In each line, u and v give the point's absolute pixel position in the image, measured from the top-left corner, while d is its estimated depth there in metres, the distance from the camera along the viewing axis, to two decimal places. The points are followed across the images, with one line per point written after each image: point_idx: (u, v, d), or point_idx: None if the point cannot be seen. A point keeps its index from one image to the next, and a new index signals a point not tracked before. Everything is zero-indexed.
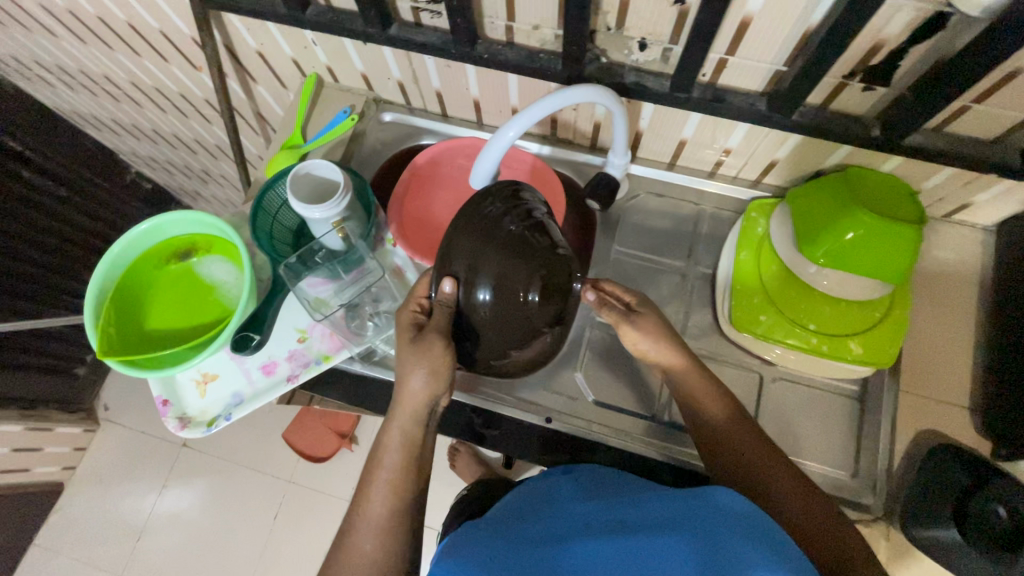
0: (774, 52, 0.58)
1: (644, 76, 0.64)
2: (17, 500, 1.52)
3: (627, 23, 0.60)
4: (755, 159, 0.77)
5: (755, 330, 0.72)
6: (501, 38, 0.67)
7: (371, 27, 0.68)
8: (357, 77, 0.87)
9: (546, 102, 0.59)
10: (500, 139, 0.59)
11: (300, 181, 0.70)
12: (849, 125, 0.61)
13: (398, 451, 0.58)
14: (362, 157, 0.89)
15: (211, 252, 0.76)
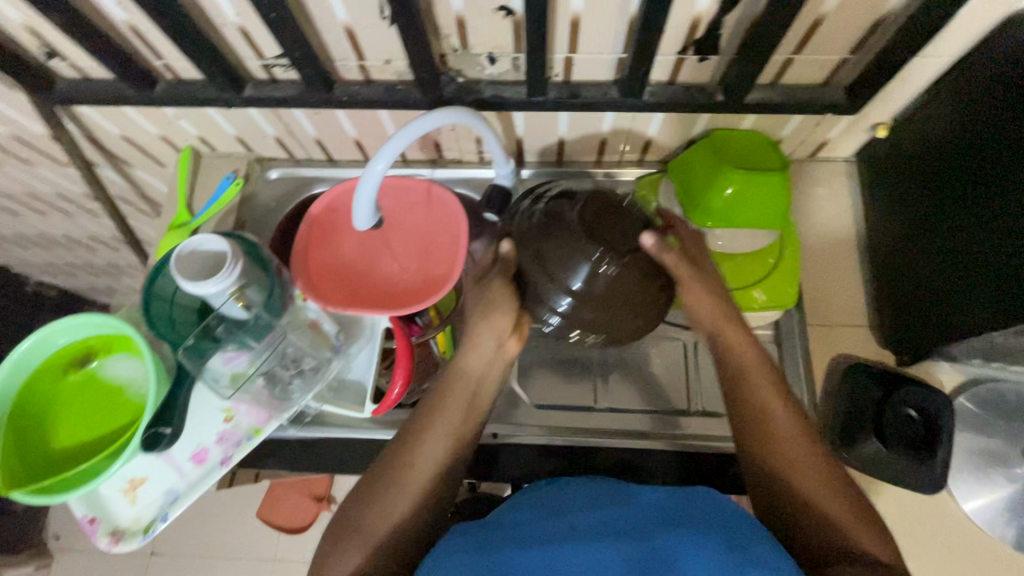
0: (611, 43, 0.61)
1: (501, 87, 0.66)
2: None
3: (471, 41, 0.62)
4: (632, 142, 0.81)
5: None
6: (358, 78, 0.68)
7: (224, 92, 0.67)
8: (233, 141, 0.86)
9: (408, 130, 0.60)
10: (370, 175, 0.59)
11: (187, 259, 0.67)
12: (696, 95, 0.65)
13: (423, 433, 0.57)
14: (256, 219, 0.87)
15: (112, 351, 0.73)
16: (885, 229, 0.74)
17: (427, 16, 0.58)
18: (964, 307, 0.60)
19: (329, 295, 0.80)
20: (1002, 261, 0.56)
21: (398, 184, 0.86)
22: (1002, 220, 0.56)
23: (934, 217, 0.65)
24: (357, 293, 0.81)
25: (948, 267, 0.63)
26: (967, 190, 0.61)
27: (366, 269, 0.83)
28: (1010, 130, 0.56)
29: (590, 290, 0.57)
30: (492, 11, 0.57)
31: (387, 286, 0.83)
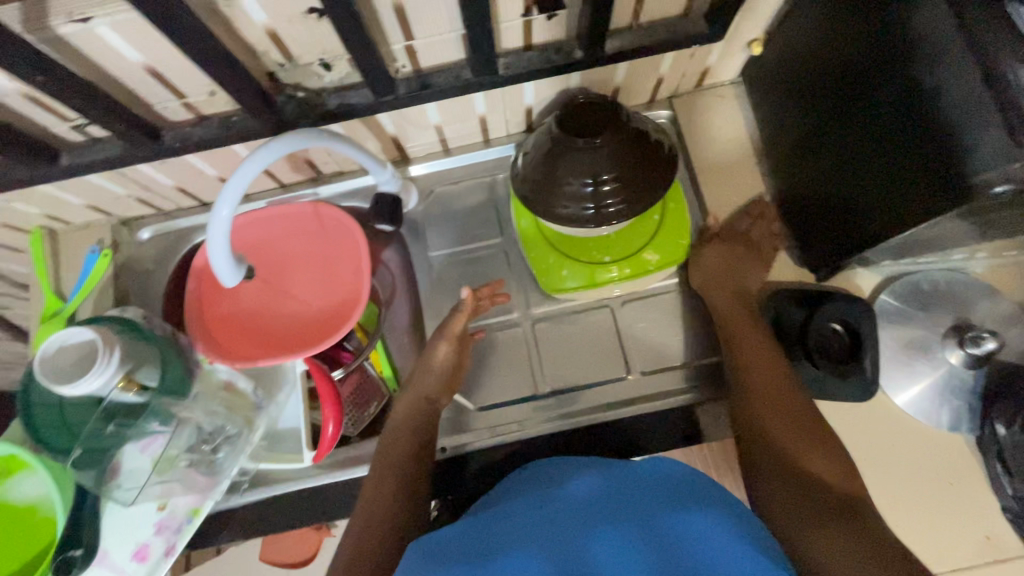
0: (446, 24, 0.55)
1: (347, 94, 0.60)
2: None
3: (294, 53, 0.55)
4: (512, 114, 0.76)
5: (563, 285, 0.73)
6: (188, 117, 0.61)
7: (38, 169, 0.59)
8: (85, 210, 0.77)
9: (246, 165, 0.53)
10: (217, 224, 0.53)
11: (67, 352, 0.61)
12: (554, 55, 0.61)
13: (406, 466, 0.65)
14: (139, 287, 0.80)
15: (12, 471, 0.66)
16: (781, 144, 0.71)
17: (232, 39, 0.52)
18: (858, 220, 0.59)
19: (236, 347, 0.74)
20: (876, 172, 0.54)
21: (282, 213, 0.79)
22: (876, 131, 0.53)
23: (815, 132, 0.63)
24: (266, 336, 0.76)
25: (835, 182, 0.61)
26: (836, 101, 0.58)
27: (269, 311, 0.77)
28: (857, 41, 0.53)
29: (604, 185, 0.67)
30: (301, 17, 0.50)
31: (296, 320, 0.77)
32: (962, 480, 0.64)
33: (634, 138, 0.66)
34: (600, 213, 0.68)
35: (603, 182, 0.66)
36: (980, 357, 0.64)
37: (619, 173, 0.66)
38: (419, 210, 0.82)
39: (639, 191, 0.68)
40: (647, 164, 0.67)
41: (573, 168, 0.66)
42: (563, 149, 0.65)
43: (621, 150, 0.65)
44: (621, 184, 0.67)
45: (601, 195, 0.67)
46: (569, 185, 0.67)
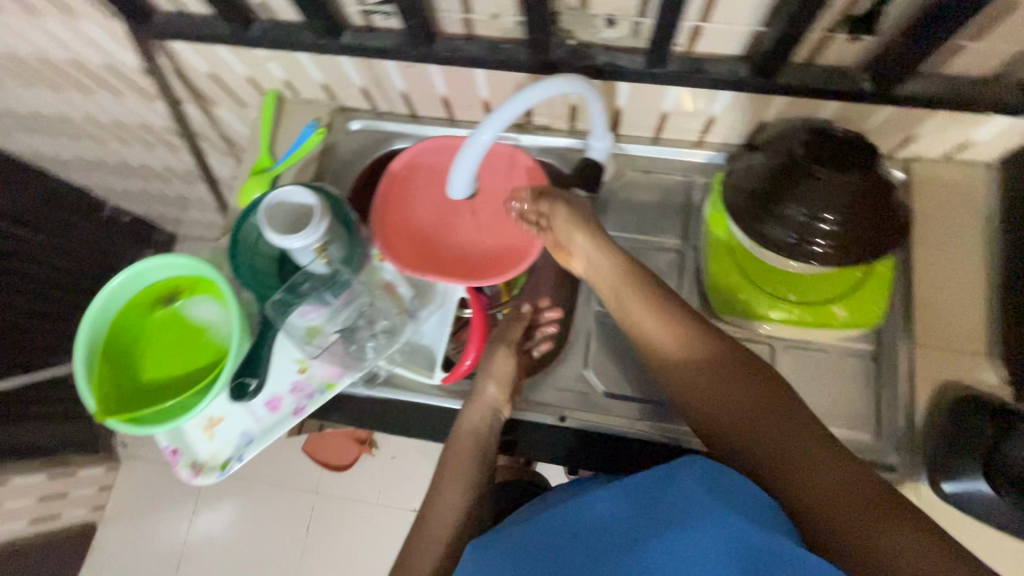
0: (749, 13, 0.54)
1: (616, 55, 0.60)
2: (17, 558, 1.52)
3: (592, 0, 0.56)
4: (742, 123, 0.74)
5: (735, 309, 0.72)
6: (461, 32, 0.63)
7: (321, 39, 0.64)
8: (318, 88, 0.84)
9: (519, 99, 0.54)
10: (474, 144, 0.56)
11: (288, 211, 0.68)
12: (837, 78, 0.58)
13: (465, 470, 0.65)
14: (337, 170, 0.86)
15: (195, 292, 0.75)
16: (1009, 254, 0.68)
17: None
18: None
19: (406, 255, 0.79)
20: None
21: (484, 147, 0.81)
22: None
23: None
24: (431, 255, 0.80)
25: None
26: None
27: (441, 235, 0.81)
28: None
29: (822, 225, 0.63)
30: None
31: (461, 252, 0.80)
32: None
33: (875, 194, 0.62)
34: (802, 250, 0.64)
35: (821, 219, 0.63)
36: None
37: (843, 218, 0.62)
38: (608, 186, 0.82)
39: (855, 245, 0.63)
40: (875, 223, 0.62)
41: (800, 197, 0.63)
42: (800, 172, 0.63)
43: (856, 198, 0.62)
44: (841, 230, 0.63)
45: (813, 230, 0.64)
46: (788, 213, 0.64)
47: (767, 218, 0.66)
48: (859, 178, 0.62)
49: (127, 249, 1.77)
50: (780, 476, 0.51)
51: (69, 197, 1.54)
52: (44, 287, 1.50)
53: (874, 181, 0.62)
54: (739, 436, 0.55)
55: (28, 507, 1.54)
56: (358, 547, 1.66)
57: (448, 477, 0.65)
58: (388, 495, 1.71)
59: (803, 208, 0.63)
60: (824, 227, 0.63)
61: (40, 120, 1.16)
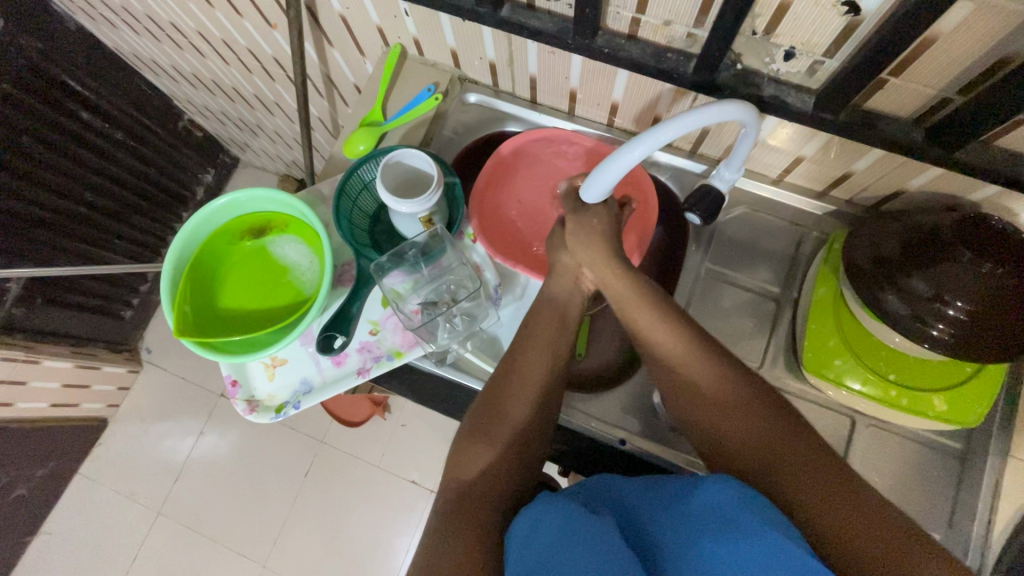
0: (944, 78, 0.51)
1: (783, 89, 0.57)
2: (31, 436, 1.53)
3: (779, 29, 0.53)
4: (878, 185, 0.70)
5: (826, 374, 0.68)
6: (624, 31, 0.61)
7: (480, 7, 0.62)
8: (446, 52, 0.82)
9: (684, 122, 0.51)
10: (623, 157, 0.54)
11: (405, 172, 0.67)
12: (1015, 165, 0.54)
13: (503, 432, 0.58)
14: (444, 139, 0.84)
15: (285, 231, 0.74)
16: None
17: None
18: None
19: (496, 239, 0.77)
20: None
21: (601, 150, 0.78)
22: None
23: None
24: (518, 246, 0.79)
25: None
26: None
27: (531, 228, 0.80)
28: None
29: (947, 310, 0.59)
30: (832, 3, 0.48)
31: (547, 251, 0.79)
32: None
33: (1016, 297, 0.58)
34: (915, 330, 0.61)
35: (947, 304, 0.59)
36: None
37: (968, 309, 0.58)
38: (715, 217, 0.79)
39: (975, 343, 0.59)
40: (1003, 325, 0.58)
41: (932, 275, 0.60)
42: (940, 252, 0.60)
43: (991, 294, 0.58)
44: (964, 322, 0.59)
45: (935, 312, 0.59)
46: (914, 286, 0.61)
47: (884, 285, 0.63)
48: (1003, 276, 0.58)
49: (193, 163, 1.79)
50: (798, 486, 0.49)
51: (151, 101, 1.55)
52: (111, 184, 1.51)
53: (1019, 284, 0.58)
54: (781, 464, 0.51)
55: (53, 391, 1.56)
56: (351, 504, 1.67)
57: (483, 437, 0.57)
58: (391, 461, 1.72)
59: (930, 288, 0.60)
60: (946, 313, 0.59)
61: (150, 21, 1.16)
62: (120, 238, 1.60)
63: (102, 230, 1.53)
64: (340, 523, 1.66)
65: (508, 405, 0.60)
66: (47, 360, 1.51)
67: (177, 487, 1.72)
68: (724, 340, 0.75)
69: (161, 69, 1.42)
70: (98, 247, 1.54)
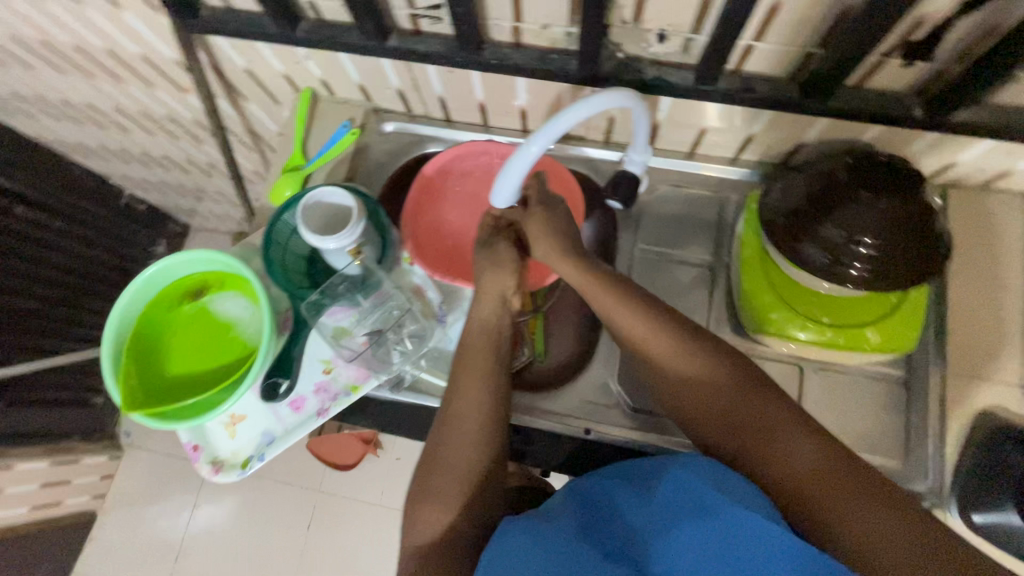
0: (802, 34, 0.54)
1: (664, 70, 0.60)
2: (14, 543, 1.48)
3: (645, 16, 0.56)
4: (781, 140, 0.74)
5: (766, 329, 0.70)
6: (509, 40, 0.63)
7: (368, 40, 0.64)
8: (355, 87, 0.83)
9: (568, 114, 0.52)
10: (521, 158, 0.56)
11: (320, 210, 0.68)
12: (885, 103, 0.58)
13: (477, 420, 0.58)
14: (369, 170, 0.86)
15: (223, 288, 0.74)
16: None
17: None
18: None
19: (434, 259, 0.78)
20: None
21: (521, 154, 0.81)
22: None
23: None
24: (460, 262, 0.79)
25: None
26: None
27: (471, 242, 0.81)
28: None
29: (860, 251, 0.62)
30: None
31: None
32: None
33: (915, 227, 0.62)
34: (834, 274, 0.63)
35: (856, 245, 0.62)
36: None
37: (879, 245, 0.62)
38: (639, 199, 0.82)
39: (891, 278, 0.62)
40: (909, 254, 0.62)
41: (840, 220, 0.63)
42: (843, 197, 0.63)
43: (893, 227, 0.61)
44: (876, 258, 0.62)
45: (850, 255, 0.62)
46: (827, 233, 0.63)
47: (801, 239, 0.65)
48: (901, 209, 0.61)
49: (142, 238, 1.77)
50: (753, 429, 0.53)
51: (87, 183, 1.54)
52: (59, 273, 1.49)
53: (914, 215, 0.62)
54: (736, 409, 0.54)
55: (32, 493, 1.52)
56: (358, 549, 1.65)
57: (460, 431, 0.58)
58: (392, 497, 1.70)
59: (840, 234, 0.63)
60: (858, 254, 0.62)
61: (67, 106, 1.16)
62: (78, 325, 1.57)
63: (57, 321, 1.51)
64: (350, 570, 1.63)
65: (469, 384, 0.60)
66: (20, 463, 1.47)
67: (179, 566, 1.67)
68: None
69: (90, 151, 1.41)
70: (56, 339, 1.51)
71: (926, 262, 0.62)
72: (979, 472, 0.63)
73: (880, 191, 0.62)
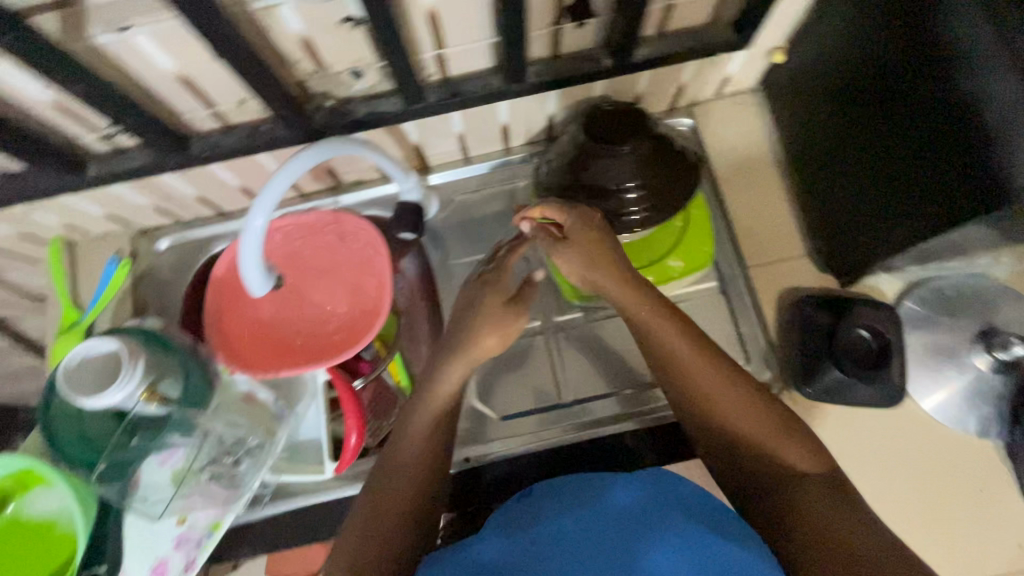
0: (474, 32, 0.55)
1: (375, 102, 0.60)
2: None
3: (325, 61, 0.55)
4: (534, 122, 0.76)
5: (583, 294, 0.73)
6: (215, 126, 0.60)
7: (64, 177, 0.59)
8: (106, 219, 0.77)
9: (282, 174, 0.54)
10: (251, 235, 0.53)
11: (83, 370, 0.59)
12: (580, 64, 0.60)
13: (405, 496, 0.54)
14: (159, 295, 0.79)
15: (28, 485, 0.65)
16: (798, 148, 0.72)
17: (266, 50, 0.52)
18: (878, 221, 0.60)
19: (255, 356, 0.73)
20: (919, 181, 0.53)
21: (303, 220, 0.78)
22: (898, 138, 0.54)
23: (836, 144, 0.64)
24: (283, 345, 0.74)
25: (861, 180, 0.61)
26: (852, 112, 0.60)
27: (289, 320, 0.76)
28: (872, 59, 0.55)
29: (626, 197, 0.66)
30: (336, 25, 0.50)
31: (313, 328, 0.75)
32: (995, 487, 0.64)
33: (660, 154, 0.66)
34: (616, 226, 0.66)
35: (620, 194, 0.65)
36: (1008, 361, 0.64)
37: (641, 184, 0.65)
38: (438, 219, 0.83)
39: (662, 208, 0.66)
40: (668, 180, 0.66)
41: (597, 179, 0.65)
42: (590, 159, 0.65)
43: (642, 166, 0.65)
44: (642, 197, 0.66)
45: (620, 205, 0.66)
46: (593, 197, 0.66)
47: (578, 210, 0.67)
48: (640, 147, 0.65)
49: None
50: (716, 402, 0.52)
51: None
52: None
53: (653, 145, 0.66)
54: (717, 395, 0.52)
55: None
56: None
57: (392, 507, 0.53)
58: None
59: (604, 191, 0.65)
60: (626, 201, 0.66)
61: None
62: None
63: None
64: None
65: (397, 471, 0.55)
66: None
67: None
68: None
69: None
70: None
71: (682, 180, 0.67)
72: (807, 347, 0.67)
73: (622, 138, 0.64)
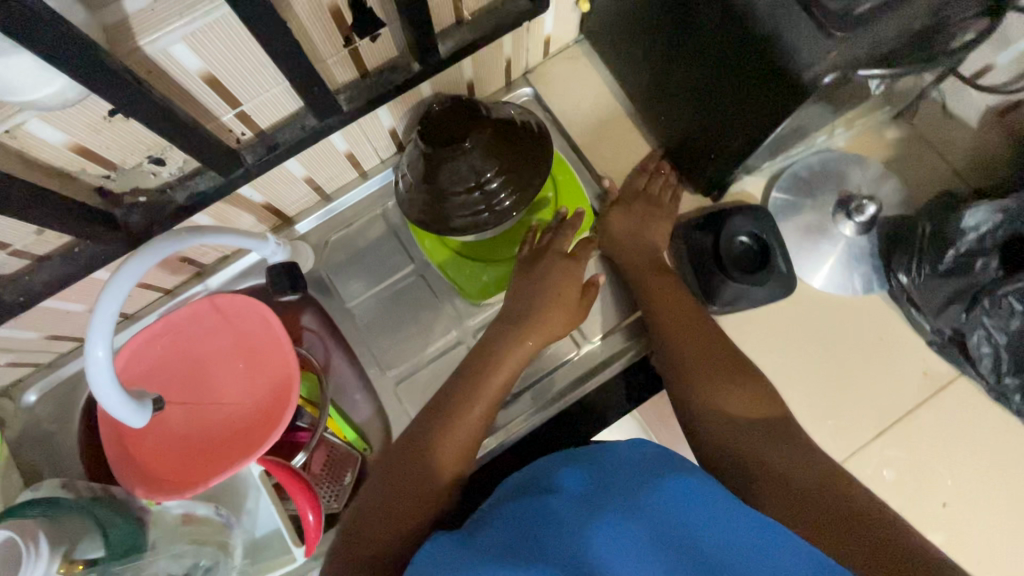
0: (266, 79, 0.51)
1: (193, 183, 0.55)
2: None
3: (116, 161, 0.50)
4: (379, 140, 0.73)
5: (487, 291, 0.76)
6: (23, 265, 0.54)
7: None
8: None
9: (116, 283, 0.47)
10: (96, 368, 0.47)
11: None
12: (393, 75, 0.58)
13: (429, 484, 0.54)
14: (49, 454, 0.71)
15: None
16: (637, 87, 0.75)
17: (35, 173, 0.46)
18: (722, 137, 0.62)
19: (177, 473, 0.68)
20: (730, 91, 0.55)
21: (179, 316, 0.73)
22: (705, 58, 0.56)
23: (660, 77, 0.67)
24: (204, 449, 0.69)
25: (691, 103, 0.64)
26: (665, 43, 0.62)
27: (203, 421, 0.71)
28: None
29: (487, 187, 0.65)
30: (106, 124, 0.45)
31: (230, 421, 0.70)
32: (890, 332, 0.71)
33: (506, 134, 0.65)
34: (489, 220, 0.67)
35: (481, 186, 0.64)
36: (867, 221, 0.69)
37: (498, 169, 0.65)
38: (322, 267, 0.79)
39: (525, 184, 0.67)
40: (521, 157, 0.66)
41: (454, 180, 0.64)
42: (438, 165, 0.63)
43: (491, 153, 0.64)
44: (503, 181, 0.65)
45: (485, 197, 0.65)
46: (455, 200, 0.65)
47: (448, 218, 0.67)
48: (481, 133, 0.63)
49: None
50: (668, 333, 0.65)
51: None
52: None
53: (493, 128, 0.64)
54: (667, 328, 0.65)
55: None
56: None
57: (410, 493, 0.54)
58: None
59: (464, 190, 0.64)
60: (488, 190, 0.65)
61: None
62: None
63: None
64: None
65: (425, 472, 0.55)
66: None
67: None
68: (418, 338, 0.78)
69: None
70: None
71: (536, 152, 0.68)
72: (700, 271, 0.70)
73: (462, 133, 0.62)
